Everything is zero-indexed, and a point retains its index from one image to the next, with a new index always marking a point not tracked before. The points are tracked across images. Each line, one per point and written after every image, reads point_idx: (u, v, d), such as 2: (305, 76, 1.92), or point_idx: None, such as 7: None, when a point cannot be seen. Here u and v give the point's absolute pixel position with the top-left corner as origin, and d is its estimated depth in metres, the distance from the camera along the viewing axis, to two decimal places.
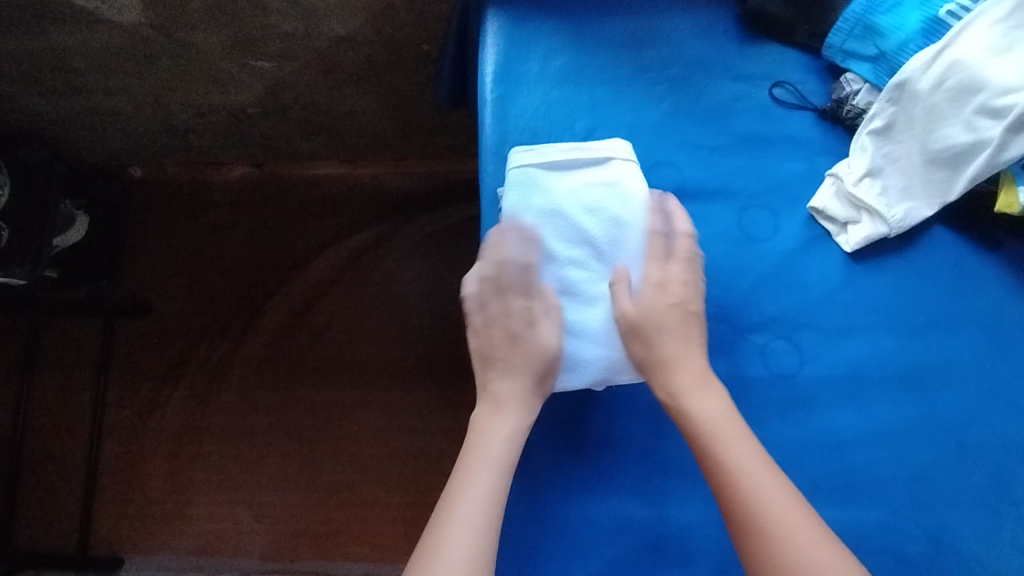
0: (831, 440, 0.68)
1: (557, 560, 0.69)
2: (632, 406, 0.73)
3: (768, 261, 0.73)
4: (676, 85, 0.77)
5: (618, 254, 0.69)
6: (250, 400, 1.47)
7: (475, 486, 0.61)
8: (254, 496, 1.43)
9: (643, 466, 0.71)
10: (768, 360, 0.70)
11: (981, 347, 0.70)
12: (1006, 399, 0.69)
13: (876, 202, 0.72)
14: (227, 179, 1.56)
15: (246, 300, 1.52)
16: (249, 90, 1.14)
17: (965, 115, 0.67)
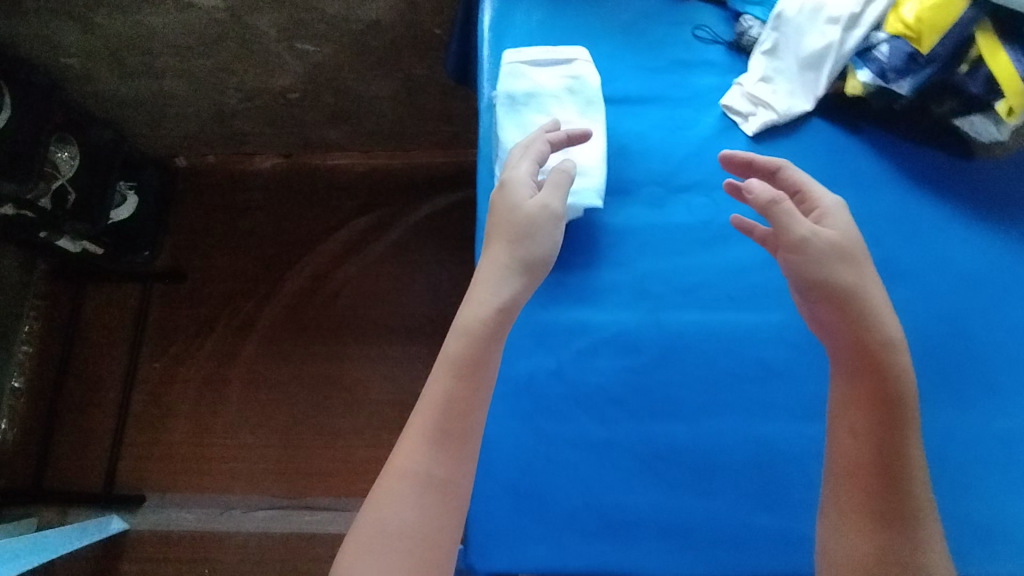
0: (740, 266, 0.83)
1: (515, 354, 0.80)
2: (592, 235, 0.84)
3: (691, 144, 0.87)
4: (626, 28, 0.94)
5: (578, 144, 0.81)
6: (267, 356, 1.63)
7: (409, 460, 0.65)
8: (268, 440, 1.58)
9: (598, 280, 0.83)
10: (692, 211, 0.85)
11: (879, 203, 0.83)
12: (899, 231, 0.81)
13: (770, 104, 0.86)
14: (258, 168, 1.78)
15: (269, 269, 1.70)
16: (291, 74, 1.39)
17: (820, 28, 0.81)
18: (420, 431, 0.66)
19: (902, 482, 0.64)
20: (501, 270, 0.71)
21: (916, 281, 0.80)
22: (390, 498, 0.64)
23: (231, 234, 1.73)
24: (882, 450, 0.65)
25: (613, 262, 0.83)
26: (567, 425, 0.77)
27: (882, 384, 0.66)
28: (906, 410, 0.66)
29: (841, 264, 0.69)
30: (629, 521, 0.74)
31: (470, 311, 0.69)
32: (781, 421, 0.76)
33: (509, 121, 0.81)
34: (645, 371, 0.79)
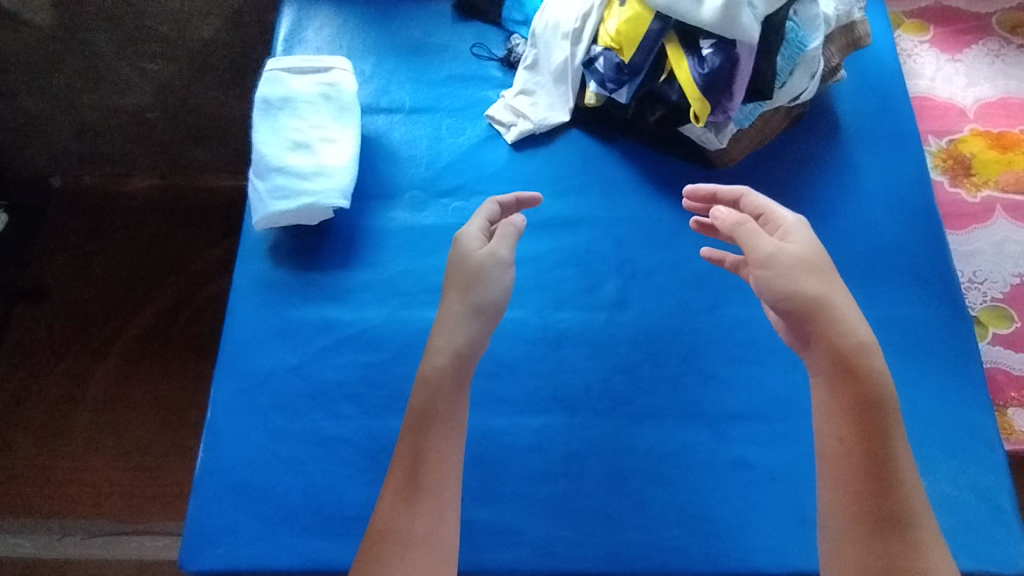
0: None
1: (250, 351, 0.80)
2: (349, 237, 0.86)
3: (456, 152, 0.91)
4: (408, 46, 0.99)
5: (325, 147, 0.83)
6: (127, 372, 1.52)
7: (397, 516, 0.57)
8: (117, 459, 1.43)
9: (349, 280, 0.84)
10: (450, 214, 0.88)
11: (622, 209, 0.87)
12: (640, 237, 0.86)
13: (531, 114, 0.91)
14: (138, 189, 1.70)
15: (135, 286, 1.60)
16: (144, 93, 1.42)
17: (561, 44, 0.87)
18: (398, 485, 0.59)
19: (903, 511, 0.56)
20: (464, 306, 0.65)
21: (651, 281, 0.83)
22: (389, 556, 0.55)
23: (101, 253, 1.64)
24: (877, 466, 0.57)
25: (368, 263, 0.85)
26: (300, 419, 0.76)
27: (864, 395, 0.59)
28: (891, 422, 0.59)
29: (807, 274, 0.63)
30: (346, 516, 0.72)
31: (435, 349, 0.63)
32: (507, 417, 0.76)
33: (259, 123, 0.84)
34: (384, 367, 0.79)
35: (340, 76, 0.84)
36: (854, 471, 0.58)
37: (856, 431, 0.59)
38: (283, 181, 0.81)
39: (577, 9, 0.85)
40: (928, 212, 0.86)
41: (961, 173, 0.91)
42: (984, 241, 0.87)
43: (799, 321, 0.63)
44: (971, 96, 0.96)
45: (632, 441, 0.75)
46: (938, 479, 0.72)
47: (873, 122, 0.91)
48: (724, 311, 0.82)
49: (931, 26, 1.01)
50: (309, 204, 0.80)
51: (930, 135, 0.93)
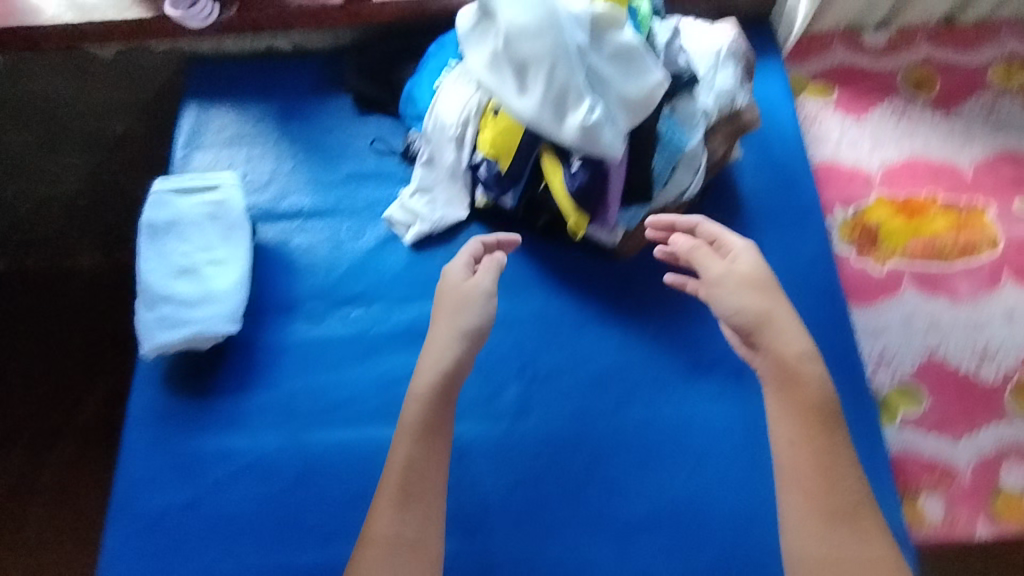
0: (387, 379, 0.84)
1: (143, 491, 0.79)
2: (244, 358, 0.85)
3: (355, 257, 0.90)
4: (308, 144, 0.98)
5: (212, 270, 0.82)
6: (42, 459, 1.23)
7: (385, 517, 0.66)
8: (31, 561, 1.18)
9: (244, 403, 0.83)
10: (349, 324, 0.87)
11: (522, 307, 0.86)
12: (542, 337, 0.84)
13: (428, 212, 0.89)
14: (79, 268, 1.36)
15: (69, 401, 1.26)
16: (71, 178, 1.25)
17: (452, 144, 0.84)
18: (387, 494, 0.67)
19: (838, 506, 0.63)
20: (448, 340, 0.73)
21: (554, 384, 0.82)
22: (377, 564, 0.64)
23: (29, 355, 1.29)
24: (818, 472, 0.64)
25: (266, 384, 0.84)
26: (194, 559, 0.76)
27: (807, 403, 0.66)
28: (833, 429, 0.65)
29: (750, 292, 0.69)
30: None
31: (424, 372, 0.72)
32: None
33: (145, 250, 0.82)
34: (280, 498, 0.78)
35: (225, 195, 0.83)
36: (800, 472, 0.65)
37: (808, 433, 0.65)
38: (170, 311, 0.80)
39: (457, 109, 0.82)
40: (830, 294, 0.86)
41: (868, 244, 0.90)
42: (893, 315, 0.86)
43: (747, 335, 0.69)
44: (878, 160, 0.94)
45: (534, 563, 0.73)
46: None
47: (775, 201, 0.91)
48: (629, 413, 0.80)
49: (835, 88, 0.99)
50: (196, 333, 0.79)
51: (836, 205, 0.92)
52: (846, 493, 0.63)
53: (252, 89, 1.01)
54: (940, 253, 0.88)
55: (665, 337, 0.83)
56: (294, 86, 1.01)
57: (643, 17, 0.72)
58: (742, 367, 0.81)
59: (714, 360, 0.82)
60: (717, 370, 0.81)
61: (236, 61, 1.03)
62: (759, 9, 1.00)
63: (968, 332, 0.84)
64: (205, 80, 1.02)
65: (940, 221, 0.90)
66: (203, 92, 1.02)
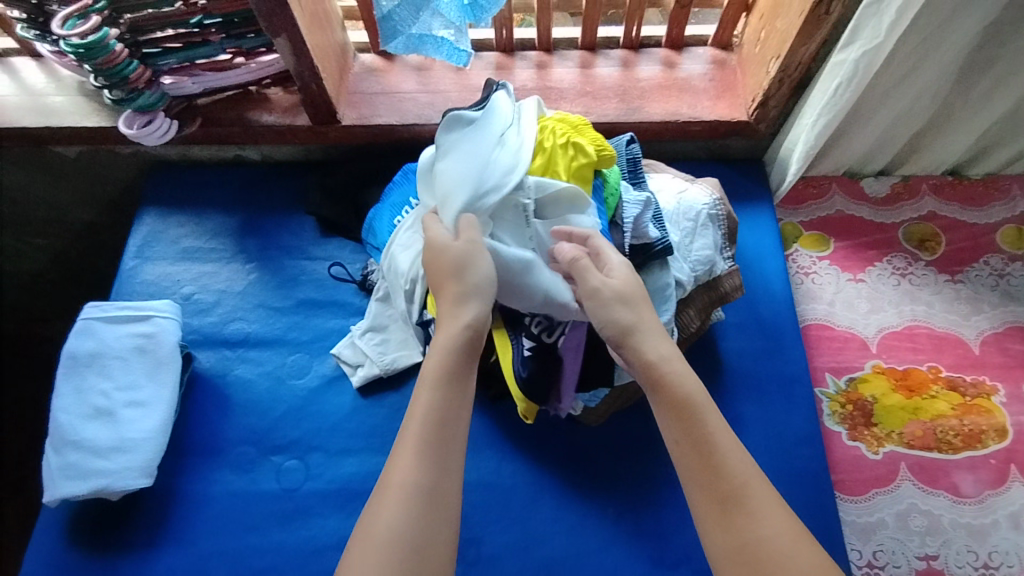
0: (313, 547, 0.75)
1: None
2: (158, 511, 0.76)
3: (296, 397, 0.83)
4: (264, 264, 0.92)
5: (130, 412, 0.74)
6: None
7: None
8: None
9: (147, 567, 0.74)
10: (280, 477, 0.78)
11: (471, 472, 0.77)
12: (490, 511, 0.75)
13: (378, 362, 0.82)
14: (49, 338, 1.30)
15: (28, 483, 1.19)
16: (34, 259, 1.21)
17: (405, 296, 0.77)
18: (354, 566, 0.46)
19: (716, 486, 0.50)
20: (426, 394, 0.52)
21: (497, 571, 0.72)
22: None
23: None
24: (701, 453, 0.51)
25: (178, 541, 0.75)
26: None
27: (679, 401, 0.53)
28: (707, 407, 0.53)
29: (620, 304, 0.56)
30: None
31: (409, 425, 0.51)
32: None
33: (61, 385, 0.75)
34: None
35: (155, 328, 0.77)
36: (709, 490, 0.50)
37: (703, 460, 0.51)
38: (77, 458, 0.72)
39: (409, 260, 0.74)
40: (817, 479, 0.76)
41: (862, 423, 0.81)
42: (886, 511, 0.76)
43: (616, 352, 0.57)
44: (874, 325, 0.87)
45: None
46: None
47: (757, 366, 0.83)
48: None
49: (832, 239, 0.93)
50: (101, 486, 0.71)
51: (827, 373, 0.84)
52: (729, 472, 0.50)
53: (215, 201, 0.97)
54: (940, 440, 0.79)
55: (626, 522, 0.74)
56: (259, 200, 0.97)
57: (610, 189, 0.67)
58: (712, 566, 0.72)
59: (680, 555, 0.72)
60: (682, 569, 0.72)
61: (202, 168, 1.00)
62: (751, 153, 0.95)
63: (971, 539, 0.74)
64: (169, 189, 0.98)
65: (942, 402, 0.81)
66: (164, 201, 0.97)
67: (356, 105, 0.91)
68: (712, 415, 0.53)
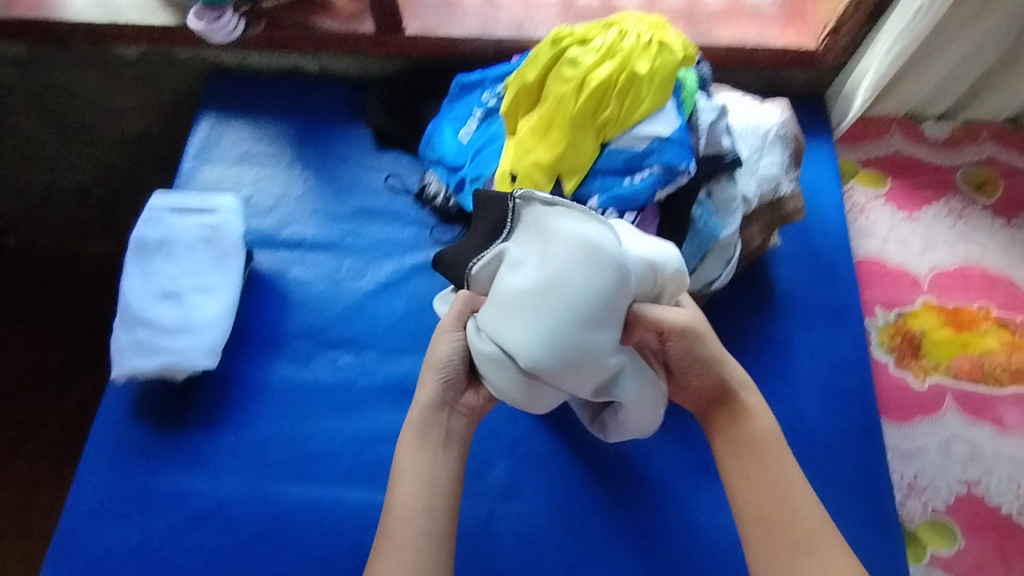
0: (368, 436, 0.77)
1: (89, 526, 0.73)
2: (220, 392, 0.79)
3: (352, 297, 0.85)
4: (321, 172, 0.93)
5: (198, 297, 0.76)
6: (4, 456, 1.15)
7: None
8: None
9: (209, 443, 0.77)
10: (336, 370, 0.81)
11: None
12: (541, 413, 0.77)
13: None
14: (90, 257, 1.32)
15: (65, 388, 1.20)
16: (85, 171, 1.22)
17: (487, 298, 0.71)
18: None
19: (784, 532, 0.58)
20: (418, 455, 0.61)
21: (546, 467, 0.74)
22: None
23: (32, 336, 1.24)
24: (773, 495, 0.60)
25: (240, 423, 0.78)
26: None
27: (756, 438, 0.62)
28: (785, 455, 0.62)
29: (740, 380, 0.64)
30: None
31: (403, 481, 0.59)
32: None
33: (130, 268, 0.77)
34: (235, 554, 0.72)
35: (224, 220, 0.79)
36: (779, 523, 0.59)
37: (771, 501, 0.60)
38: (147, 337, 0.74)
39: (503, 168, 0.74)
40: (863, 404, 0.78)
41: (910, 354, 0.82)
42: (929, 438, 0.78)
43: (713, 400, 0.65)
44: (927, 263, 0.87)
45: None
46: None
47: (809, 293, 0.83)
48: (629, 526, 0.71)
49: (889, 178, 0.93)
50: (171, 363, 0.74)
51: (878, 306, 0.85)
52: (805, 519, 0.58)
53: (273, 109, 0.98)
54: (989, 374, 0.80)
55: (673, 432, 0.76)
56: (317, 111, 0.97)
57: (688, 93, 0.66)
58: None
59: None
60: None
61: (259, 76, 1.00)
62: (811, 88, 0.95)
63: (1013, 469, 0.75)
64: (227, 95, 0.99)
65: (993, 338, 0.82)
66: (223, 106, 0.98)
67: (420, 17, 0.91)
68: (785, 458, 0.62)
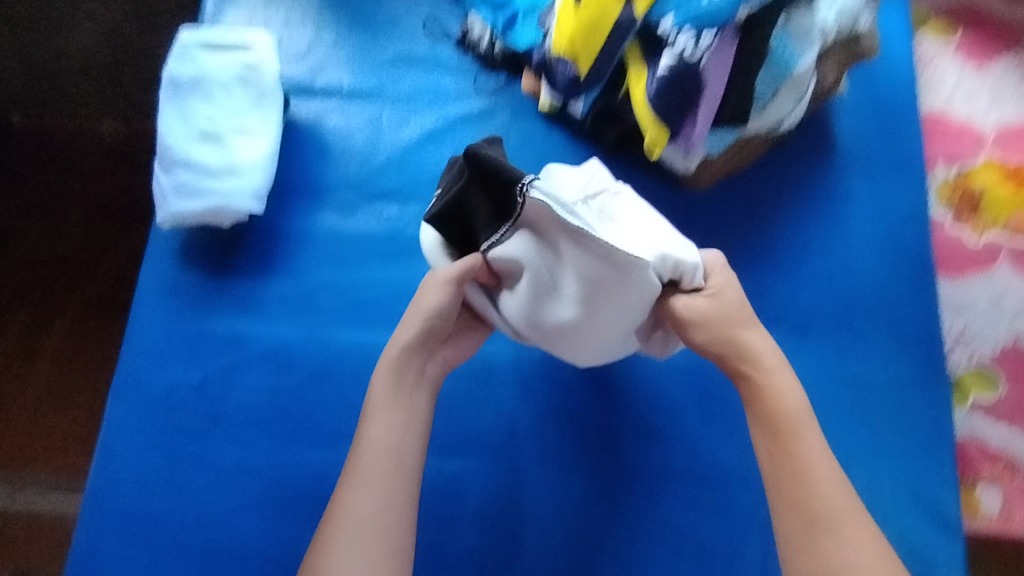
0: (417, 284, 0.77)
1: (150, 366, 0.74)
2: (266, 241, 0.78)
3: (395, 147, 0.81)
4: (354, 15, 0.87)
5: (239, 139, 0.74)
6: (44, 326, 1.13)
7: (341, 553, 0.56)
8: (18, 445, 1.08)
9: (258, 290, 0.77)
10: (382, 220, 0.79)
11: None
12: None
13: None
14: (98, 138, 1.19)
15: (86, 262, 1.15)
16: (92, 36, 1.11)
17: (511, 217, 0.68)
18: (343, 521, 0.58)
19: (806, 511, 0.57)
20: (391, 399, 0.62)
21: None
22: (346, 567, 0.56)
23: (45, 210, 1.17)
24: (794, 473, 0.58)
25: (288, 272, 0.77)
26: (199, 442, 0.72)
27: (779, 415, 0.60)
28: (804, 432, 0.59)
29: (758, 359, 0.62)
30: (243, 554, 0.68)
31: (375, 424, 0.61)
32: (438, 454, 0.71)
33: (165, 108, 0.74)
34: (293, 394, 0.73)
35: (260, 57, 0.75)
36: (805, 505, 0.57)
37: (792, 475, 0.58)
38: (189, 177, 0.72)
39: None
40: (920, 257, 0.76)
41: (968, 210, 0.80)
42: (981, 292, 0.77)
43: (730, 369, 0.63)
44: (993, 119, 0.83)
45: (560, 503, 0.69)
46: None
47: (872, 146, 0.80)
48: (678, 369, 0.74)
49: (960, 29, 0.87)
50: (215, 207, 0.71)
51: (940, 162, 0.82)
52: (823, 498, 0.57)
53: None
54: None
55: None
56: None
57: None
58: (807, 325, 0.74)
59: (776, 314, 0.75)
60: (779, 326, 0.74)
61: None
62: None
63: None
64: None
65: None
66: None
67: None
68: (811, 433, 0.59)
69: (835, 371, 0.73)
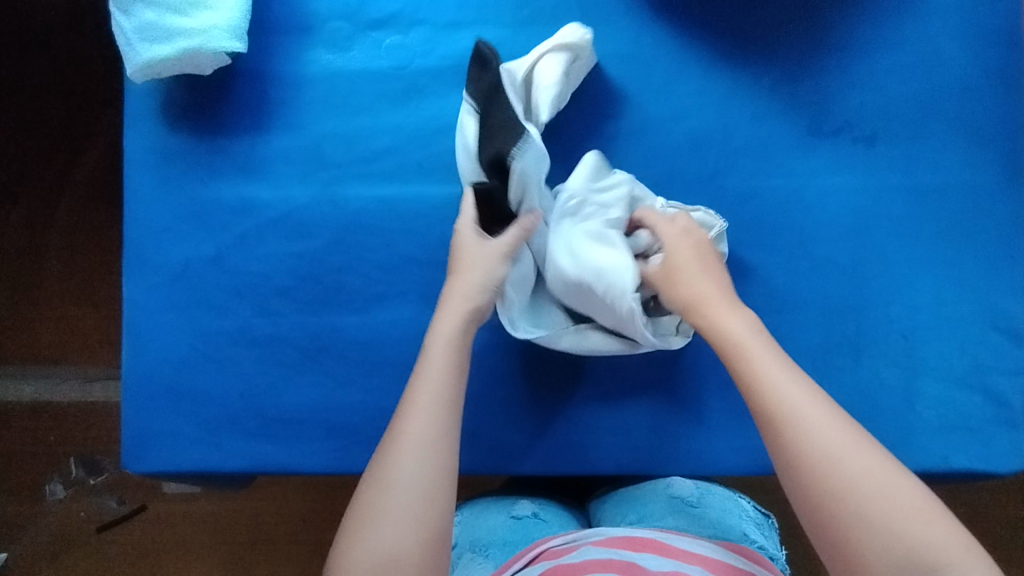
0: (434, 127, 0.68)
1: (160, 241, 0.69)
2: (257, 92, 0.68)
3: None
4: None
5: None
6: (44, 216, 1.07)
7: (399, 473, 0.50)
8: (52, 338, 1.07)
9: (258, 149, 0.68)
10: (384, 54, 0.68)
11: (604, 45, 0.67)
12: (628, 84, 0.67)
13: (555, 68, 0.63)
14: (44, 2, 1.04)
15: (69, 142, 1.06)
16: None
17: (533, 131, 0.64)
18: (403, 444, 0.51)
19: (768, 415, 0.49)
20: (456, 339, 0.56)
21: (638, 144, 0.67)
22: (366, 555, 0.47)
23: (4, 90, 1.06)
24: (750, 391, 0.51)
25: (286, 125, 0.68)
26: (227, 315, 0.68)
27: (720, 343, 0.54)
28: (743, 350, 0.53)
29: (715, 301, 0.56)
30: (293, 420, 0.68)
31: (431, 367, 0.55)
32: None
33: None
34: (315, 258, 0.68)
35: None
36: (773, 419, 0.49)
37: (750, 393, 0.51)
38: (151, 16, 0.62)
39: None
40: (1012, 40, 0.66)
41: None
42: None
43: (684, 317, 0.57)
44: None
45: (614, 360, 0.67)
46: (930, 378, 0.65)
47: None
48: (732, 197, 0.66)
49: None
50: (188, 50, 0.62)
51: None
52: (774, 395, 0.50)
53: None
54: None
55: (783, 92, 0.66)
56: None
57: None
58: (876, 131, 0.66)
59: (842, 122, 0.66)
60: (843, 137, 0.66)
61: None
62: None
63: None
64: None
65: None
66: None
67: None
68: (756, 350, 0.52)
69: (906, 182, 0.66)
